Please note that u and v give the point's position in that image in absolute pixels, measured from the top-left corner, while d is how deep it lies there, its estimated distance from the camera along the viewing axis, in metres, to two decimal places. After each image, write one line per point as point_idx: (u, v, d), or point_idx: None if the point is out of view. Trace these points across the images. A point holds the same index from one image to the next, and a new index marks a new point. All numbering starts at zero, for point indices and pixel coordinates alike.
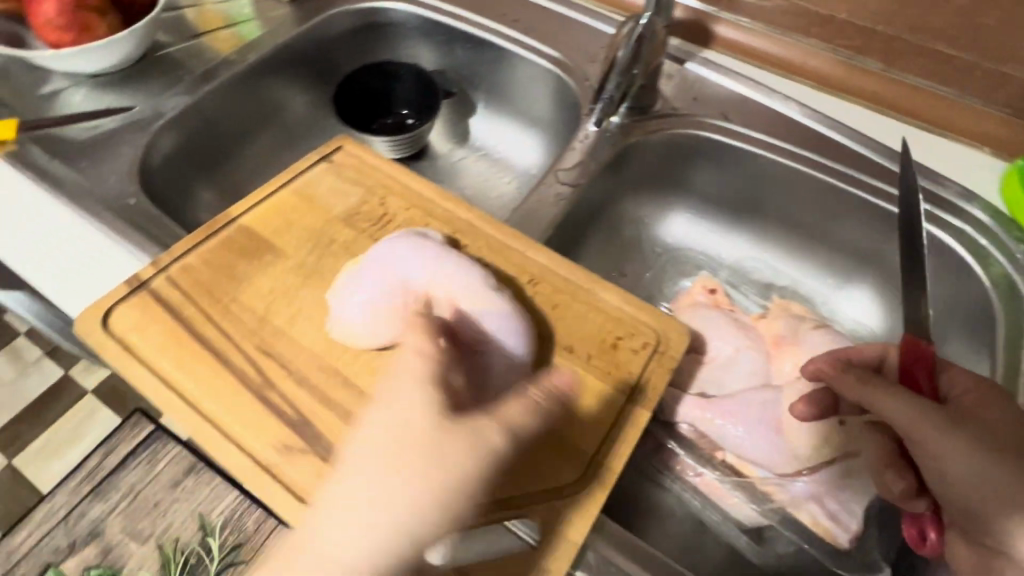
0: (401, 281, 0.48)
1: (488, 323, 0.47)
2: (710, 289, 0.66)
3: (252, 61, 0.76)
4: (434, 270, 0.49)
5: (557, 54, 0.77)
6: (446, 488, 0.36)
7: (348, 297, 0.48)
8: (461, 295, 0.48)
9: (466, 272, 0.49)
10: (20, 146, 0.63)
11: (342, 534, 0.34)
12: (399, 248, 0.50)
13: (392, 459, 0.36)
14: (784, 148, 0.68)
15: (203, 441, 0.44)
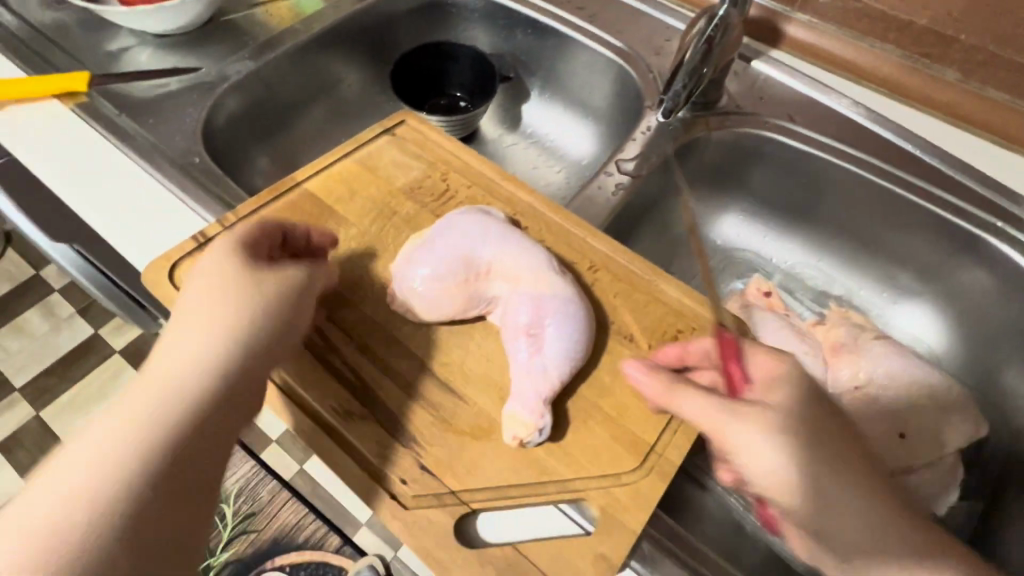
0: (469, 254, 0.47)
1: (554, 307, 0.45)
2: (764, 293, 0.64)
3: (315, 32, 0.76)
4: (502, 248, 0.48)
5: (621, 45, 0.76)
6: (231, 335, 0.39)
7: (414, 264, 0.47)
8: (525, 276, 0.47)
9: (534, 254, 0.48)
10: (91, 98, 0.64)
11: (148, 387, 0.36)
12: (467, 222, 0.49)
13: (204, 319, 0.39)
14: (851, 153, 0.66)
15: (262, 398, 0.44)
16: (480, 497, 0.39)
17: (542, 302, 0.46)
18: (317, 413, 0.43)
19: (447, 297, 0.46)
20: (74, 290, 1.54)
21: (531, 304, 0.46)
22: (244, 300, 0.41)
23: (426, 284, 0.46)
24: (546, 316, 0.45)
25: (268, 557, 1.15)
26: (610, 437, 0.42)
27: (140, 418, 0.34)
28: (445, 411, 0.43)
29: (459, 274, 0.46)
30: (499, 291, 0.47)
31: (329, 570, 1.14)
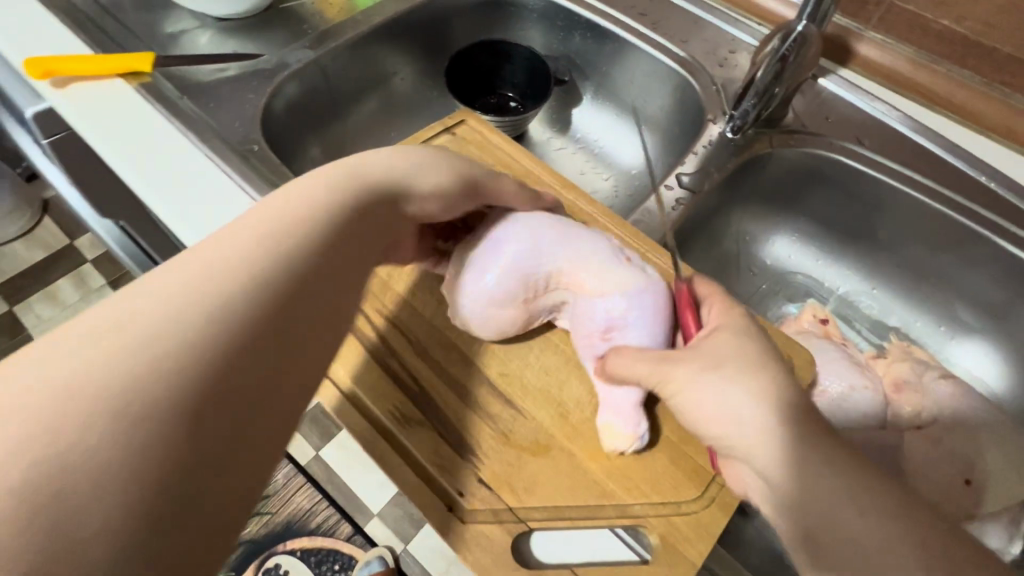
0: (536, 256, 0.45)
1: (631, 300, 0.44)
2: (820, 320, 0.62)
3: (374, 24, 0.76)
4: (567, 244, 0.46)
5: (683, 54, 0.74)
6: (268, 269, 0.33)
7: (472, 275, 0.45)
8: (589, 275, 0.45)
9: (600, 245, 0.46)
10: (155, 79, 0.64)
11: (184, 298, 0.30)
12: (523, 220, 0.47)
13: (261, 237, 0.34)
14: (921, 182, 0.64)
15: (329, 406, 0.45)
16: (538, 516, 0.40)
17: (619, 296, 0.45)
18: (375, 418, 0.43)
19: (517, 305, 0.45)
20: (106, 262, 1.56)
21: (608, 301, 0.45)
22: (315, 213, 0.37)
23: (490, 292, 0.44)
24: (625, 311, 0.44)
25: (280, 540, 1.17)
26: (670, 463, 0.42)
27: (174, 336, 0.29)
28: (505, 423, 0.43)
29: (526, 278, 0.45)
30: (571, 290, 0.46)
31: (340, 557, 1.15)
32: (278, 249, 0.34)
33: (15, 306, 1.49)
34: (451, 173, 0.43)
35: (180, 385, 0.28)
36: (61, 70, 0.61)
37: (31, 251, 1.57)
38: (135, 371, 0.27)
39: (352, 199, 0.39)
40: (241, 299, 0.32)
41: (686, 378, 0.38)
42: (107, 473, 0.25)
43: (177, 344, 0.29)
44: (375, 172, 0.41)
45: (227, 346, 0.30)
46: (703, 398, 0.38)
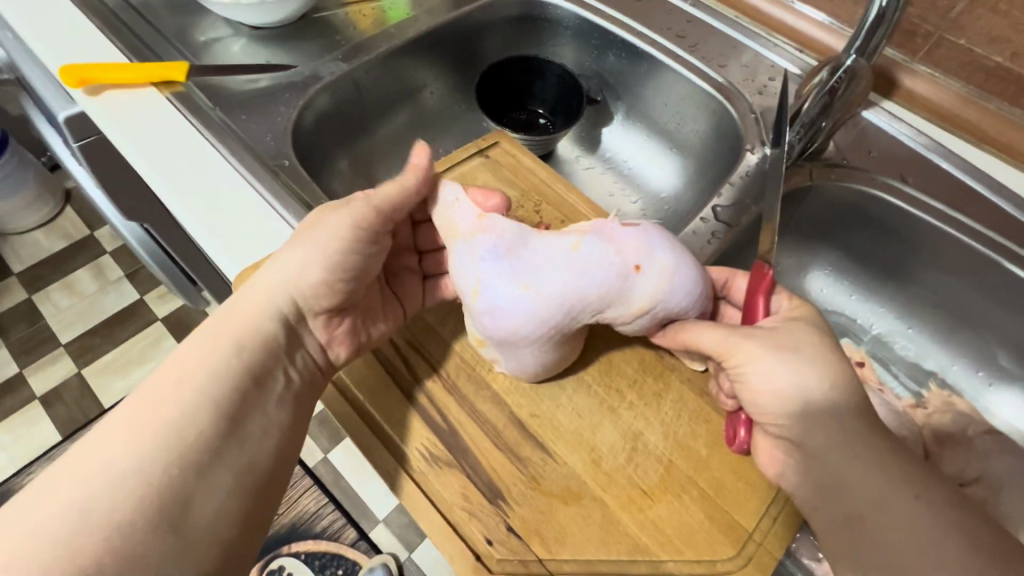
0: (562, 323, 0.44)
1: (665, 294, 0.44)
2: (855, 362, 0.60)
3: (409, 37, 0.75)
4: (572, 299, 0.43)
5: (721, 79, 0.72)
6: (212, 380, 0.40)
7: (508, 361, 0.45)
8: (613, 295, 0.44)
9: (596, 279, 0.43)
10: (188, 89, 0.64)
11: (147, 418, 0.38)
12: (503, 291, 0.44)
13: (205, 353, 0.41)
14: (965, 223, 0.61)
15: (359, 443, 0.45)
16: (568, 569, 0.39)
17: (653, 310, 0.44)
18: (404, 454, 0.44)
19: (567, 354, 0.45)
20: (124, 254, 1.57)
21: (646, 318, 0.45)
22: (245, 325, 0.43)
23: (538, 369, 0.45)
24: (665, 306, 0.44)
25: (284, 542, 1.15)
26: (705, 519, 0.41)
27: (144, 448, 0.37)
28: (535, 468, 0.42)
29: (562, 339, 0.44)
30: (607, 320, 0.45)
31: (343, 562, 1.13)
32: (222, 363, 0.41)
33: (33, 294, 1.50)
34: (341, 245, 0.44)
35: (160, 492, 0.36)
36: (96, 77, 0.61)
37: (53, 240, 1.58)
38: (119, 490, 0.35)
39: (271, 311, 0.44)
40: (198, 409, 0.39)
41: (761, 353, 0.40)
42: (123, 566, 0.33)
43: (151, 461, 0.36)
44: (274, 279, 0.44)
45: (189, 452, 0.38)
46: (784, 373, 0.40)
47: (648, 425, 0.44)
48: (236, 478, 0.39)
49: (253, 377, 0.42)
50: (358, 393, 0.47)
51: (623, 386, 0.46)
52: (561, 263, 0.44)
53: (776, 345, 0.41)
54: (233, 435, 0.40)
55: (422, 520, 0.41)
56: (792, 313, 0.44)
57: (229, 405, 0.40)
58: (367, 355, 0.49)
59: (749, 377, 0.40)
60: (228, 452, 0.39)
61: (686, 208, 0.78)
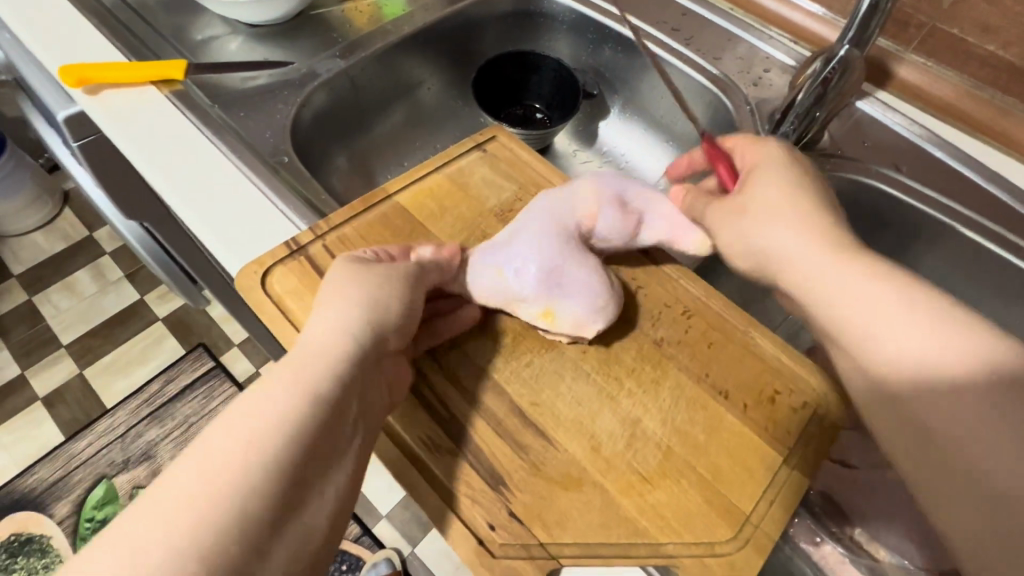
0: (564, 241, 0.49)
1: (600, 184, 0.52)
2: None
3: (405, 34, 0.76)
4: (548, 223, 0.50)
5: (716, 72, 0.73)
6: (289, 429, 0.34)
7: (575, 299, 0.47)
8: (573, 204, 0.51)
9: (550, 203, 0.51)
10: (186, 87, 0.64)
11: (215, 467, 0.31)
12: (506, 258, 0.48)
13: (283, 396, 0.36)
14: (957, 210, 0.62)
15: None
16: (568, 553, 0.40)
17: (606, 195, 0.51)
18: (406, 442, 0.44)
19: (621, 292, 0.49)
20: (123, 254, 1.58)
21: (617, 206, 0.51)
22: (321, 366, 0.38)
23: (597, 285, 0.47)
24: (612, 191, 0.52)
25: None
26: (704, 503, 0.42)
27: (207, 502, 0.30)
28: (535, 455, 0.43)
29: (584, 257, 0.49)
30: (592, 225, 0.51)
31: (347, 558, 1.15)
32: (300, 415, 0.35)
33: (33, 296, 1.50)
34: (396, 287, 0.44)
35: (221, 564, 0.29)
36: (95, 76, 0.61)
37: (52, 241, 1.59)
38: (177, 555, 0.28)
39: (350, 354, 0.40)
40: (272, 460, 0.33)
41: (758, 192, 0.44)
42: None
43: (215, 521, 0.30)
44: (341, 323, 0.41)
45: (258, 513, 0.31)
46: (775, 215, 0.43)
47: (646, 412, 0.45)
48: (296, 548, 0.32)
49: (332, 427, 0.36)
50: None
51: (622, 374, 0.47)
52: (522, 217, 0.51)
53: (765, 188, 0.44)
54: (297, 497, 0.33)
55: (425, 506, 0.42)
56: (771, 150, 0.47)
57: (300, 459, 0.34)
58: None
59: (751, 224, 0.44)
60: (291, 516, 0.33)
61: None
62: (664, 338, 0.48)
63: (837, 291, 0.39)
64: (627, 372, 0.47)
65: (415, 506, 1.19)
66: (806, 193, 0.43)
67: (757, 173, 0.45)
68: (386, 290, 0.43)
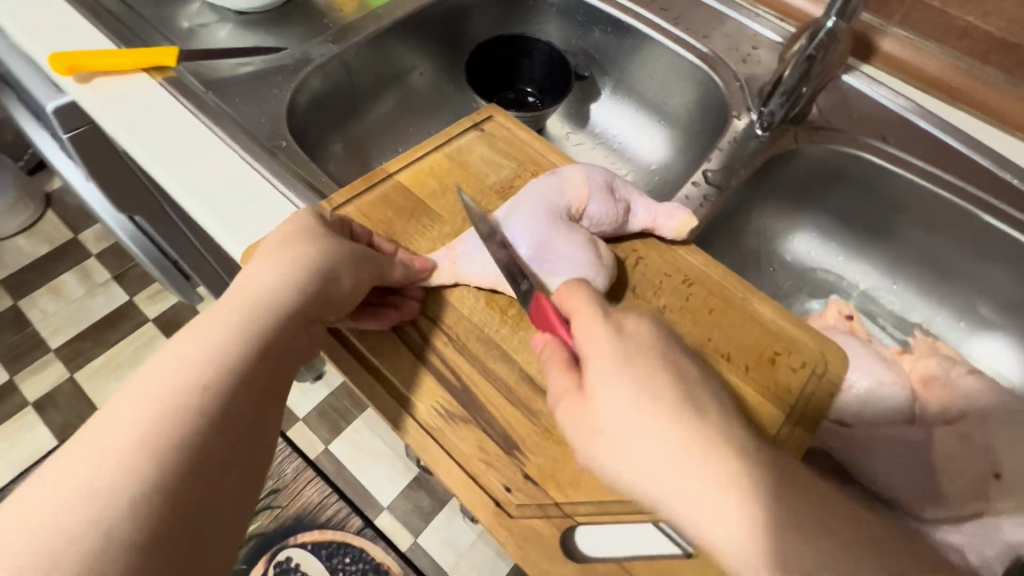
0: (560, 222, 0.48)
1: (588, 169, 0.51)
2: (845, 316, 0.63)
3: (397, 18, 0.76)
4: (540, 204, 0.48)
5: (705, 50, 0.74)
6: (229, 354, 0.37)
7: (565, 275, 0.46)
8: (566, 186, 0.50)
9: (541, 186, 0.50)
10: (179, 73, 0.63)
11: (153, 387, 0.34)
12: (500, 242, 0.47)
13: (224, 327, 0.38)
14: (941, 178, 0.64)
15: (375, 405, 0.45)
16: (583, 511, 0.41)
17: (596, 181, 0.50)
18: (419, 412, 0.44)
19: (610, 259, 0.48)
20: (110, 256, 1.55)
21: (607, 191, 0.50)
22: (263, 302, 0.40)
23: (586, 260, 0.46)
24: (601, 176, 0.51)
25: (291, 533, 1.14)
26: None
27: (144, 415, 0.33)
28: (546, 420, 0.44)
29: (582, 235, 0.48)
30: (583, 209, 0.49)
31: (351, 550, 1.14)
32: (238, 347, 0.37)
33: (18, 300, 1.48)
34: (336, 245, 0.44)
35: (159, 471, 0.31)
36: (85, 64, 0.60)
37: (35, 245, 1.56)
38: (117, 459, 0.31)
39: (291, 292, 0.41)
40: (210, 381, 0.35)
41: (603, 389, 0.39)
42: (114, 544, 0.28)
43: (154, 432, 0.32)
44: (271, 275, 0.41)
45: (195, 428, 0.33)
46: (621, 414, 0.38)
47: None
48: (233, 460, 0.34)
49: (270, 356, 0.39)
50: (373, 355, 0.46)
51: None
52: (513, 202, 0.50)
53: (611, 389, 0.39)
54: (236, 416, 0.36)
55: (442, 473, 0.42)
56: (597, 304, 0.43)
57: (237, 382, 0.36)
58: (396, 341, 0.47)
59: (608, 441, 0.38)
60: (230, 431, 0.35)
61: (677, 179, 0.79)
62: (666, 305, 0.49)
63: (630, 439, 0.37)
64: None
65: (415, 497, 1.22)
66: (645, 374, 0.39)
67: (594, 354, 0.41)
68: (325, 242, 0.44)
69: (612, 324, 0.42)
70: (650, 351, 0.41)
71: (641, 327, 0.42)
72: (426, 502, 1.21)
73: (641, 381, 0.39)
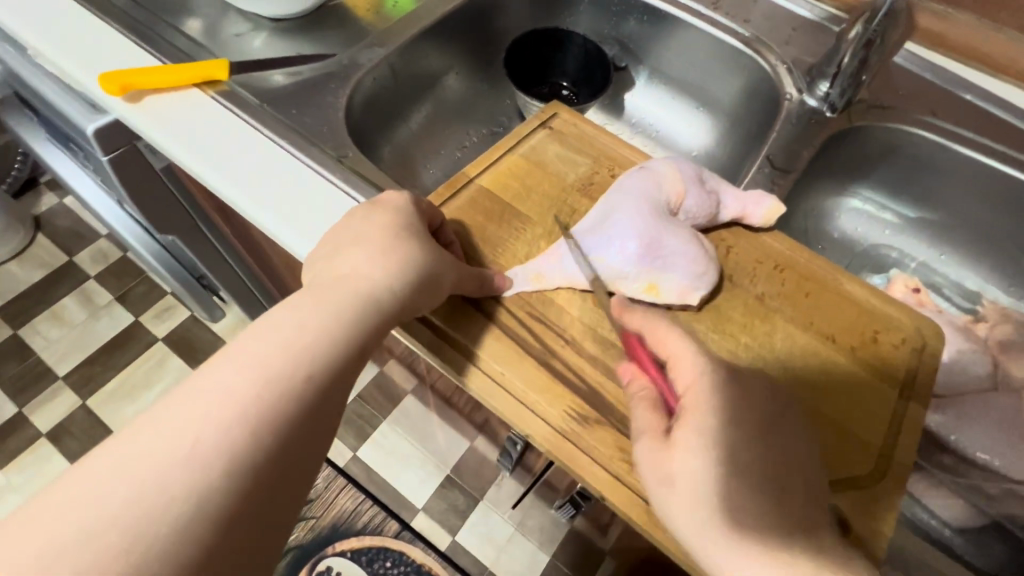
0: (660, 218, 0.49)
1: (677, 163, 0.52)
2: (911, 289, 0.64)
3: (436, 18, 0.75)
4: (638, 201, 0.50)
5: (748, 34, 0.74)
6: (319, 339, 0.40)
7: (677, 269, 0.47)
8: (661, 182, 0.51)
9: (636, 183, 0.51)
10: (231, 86, 0.61)
11: (250, 359, 0.37)
12: (603, 242, 0.49)
13: (316, 310, 0.41)
14: (995, 149, 0.65)
15: (509, 416, 0.45)
16: None
17: (689, 175, 0.51)
18: (551, 417, 0.44)
19: (714, 253, 0.49)
20: (110, 276, 1.50)
21: (702, 184, 0.51)
22: (354, 287, 0.42)
23: (695, 253, 0.48)
24: (692, 170, 0.52)
25: (328, 543, 1.13)
26: (840, 443, 0.44)
27: (240, 387, 0.36)
28: None
29: (683, 230, 0.49)
30: (679, 203, 0.50)
31: (391, 555, 1.14)
32: (329, 330, 0.40)
33: (18, 329, 1.42)
34: (422, 240, 0.46)
35: (240, 441, 0.35)
36: (136, 83, 0.58)
37: (29, 270, 1.49)
38: (211, 423, 0.35)
39: (379, 283, 0.43)
40: (298, 362, 0.38)
41: (690, 453, 0.38)
42: (191, 501, 0.32)
43: (246, 404, 0.36)
44: (366, 263, 0.44)
45: (279, 405, 0.37)
46: (708, 475, 0.38)
47: (767, 363, 0.47)
48: (300, 445, 0.37)
49: (359, 345, 0.41)
50: (494, 364, 0.46)
51: (736, 330, 0.48)
52: (609, 201, 0.51)
53: (697, 454, 0.38)
54: (314, 401, 0.38)
55: (584, 476, 0.43)
56: (694, 355, 0.42)
57: (321, 367, 0.39)
58: (509, 344, 0.47)
59: (682, 498, 0.38)
60: (306, 415, 0.38)
61: (721, 163, 0.80)
62: (765, 292, 0.50)
63: (704, 486, 0.38)
64: (742, 325, 0.48)
65: (450, 496, 1.19)
66: (743, 442, 0.39)
67: (696, 416, 0.40)
68: (411, 234, 0.46)
69: (719, 386, 0.40)
70: (755, 420, 0.40)
71: (749, 388, 0.41)
72: (461, 501, 1.19)
73: (725, 452, 0.38)
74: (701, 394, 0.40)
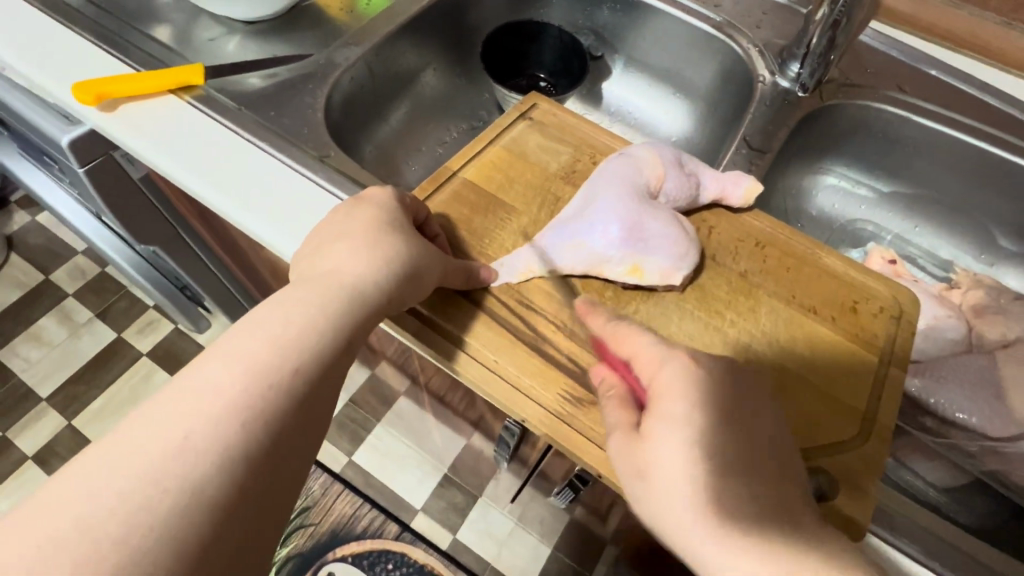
0: (641, 202, 0.50)
1: (656, 148, 0.53)
2: (888, 261, 0.66)
3: (413, 15, 0.75)
4: (619, 186, 0.50)
5: (719, 18, 0.76)
6: (307, 333, 0.40)
7: (659, 252, 0.48)
8: (641, 166, 0.52)
9: (616, 169, 0.52)
10: (207, 91, 0.61)
11: (238, 356, 0.37)
12: (587, 227, 0.49)
13: (303, 306, 0.41)
14: (964, 123, 0.67)
15: (503, 400, 0.45)
16: None
17: (668, 159, 0.53)
18: (545, 400, 0.45)
19: (695, 234, 0.51)
20: (89, 293, 1.47)
21: (680, 167, 0.52)
22: (341, 281, 0.43)
23: (676, 235, 0.49)
24: (670, 154, 0.53)
25: (329, 548, 1.13)
26: (825, 410, 0.46)
27: (230, 383, 0.36)
28: None
29: (664, 213, 0.50)
30: (659, 186, 0.51)
31: (392, 557, 1.14)
32: (317, 324, 0.40)
33: None
34: (407, 234, 0.46)
35: (231, 435, 0.35)
36: (109, 91, 0.57)
37: (3, 291, 1.46)
38: (201, 420, 0.35)
39: (365, 276, 0.43)
40: (286, 356, 0.38)
41: (665, 439, 0.38)
42: (183, 498, 0.32)
43: (235, 400, 0.36)
44: (352, 257, 0.44)
45: (269, 400, 0.37)
46: (677, 461, 0.38)
47: (752, 337, 0.48)
48: (292, 440, 0.37)
49: (348, 339, 0.41)
50: (486, 352, 0.47)
51: (722, 308, 0.49)
52: (591, 187, 0.52)
53: (672, 440, 0.38)
54: (304, 395, 0.38)
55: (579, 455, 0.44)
56: (655, 347, 0.42)
57: (310, 360, 0.39)
58: (499, 331, 0.48)
59: (657, 490, 0.38)
60: (296, 409, 0.38)
61: (700, 147, 0.81)
62: (747, 269, 0.51)
63: (672, 474, 0.37)
64: (726, 302, 0.49)
65: (448, 494, 1.20)
66: (709, 425, 0.38)
67: (659, 402, 0.39)
68: (396, 228, 0.46)
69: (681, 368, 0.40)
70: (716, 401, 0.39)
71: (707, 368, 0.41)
72: (460, 498, 1.19)
73: (700, 435, 0.38)
74: (661, 381, 0.40)
